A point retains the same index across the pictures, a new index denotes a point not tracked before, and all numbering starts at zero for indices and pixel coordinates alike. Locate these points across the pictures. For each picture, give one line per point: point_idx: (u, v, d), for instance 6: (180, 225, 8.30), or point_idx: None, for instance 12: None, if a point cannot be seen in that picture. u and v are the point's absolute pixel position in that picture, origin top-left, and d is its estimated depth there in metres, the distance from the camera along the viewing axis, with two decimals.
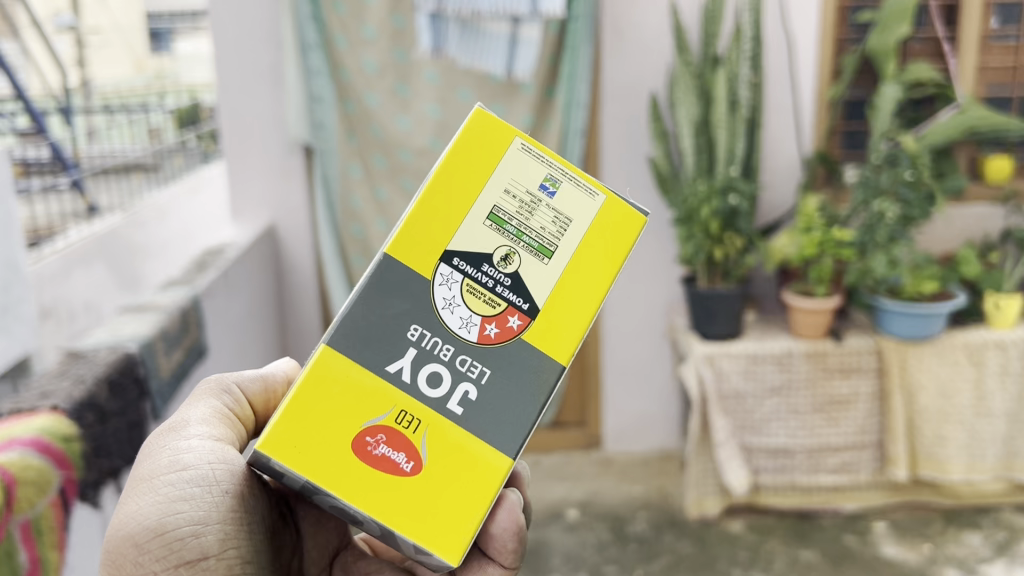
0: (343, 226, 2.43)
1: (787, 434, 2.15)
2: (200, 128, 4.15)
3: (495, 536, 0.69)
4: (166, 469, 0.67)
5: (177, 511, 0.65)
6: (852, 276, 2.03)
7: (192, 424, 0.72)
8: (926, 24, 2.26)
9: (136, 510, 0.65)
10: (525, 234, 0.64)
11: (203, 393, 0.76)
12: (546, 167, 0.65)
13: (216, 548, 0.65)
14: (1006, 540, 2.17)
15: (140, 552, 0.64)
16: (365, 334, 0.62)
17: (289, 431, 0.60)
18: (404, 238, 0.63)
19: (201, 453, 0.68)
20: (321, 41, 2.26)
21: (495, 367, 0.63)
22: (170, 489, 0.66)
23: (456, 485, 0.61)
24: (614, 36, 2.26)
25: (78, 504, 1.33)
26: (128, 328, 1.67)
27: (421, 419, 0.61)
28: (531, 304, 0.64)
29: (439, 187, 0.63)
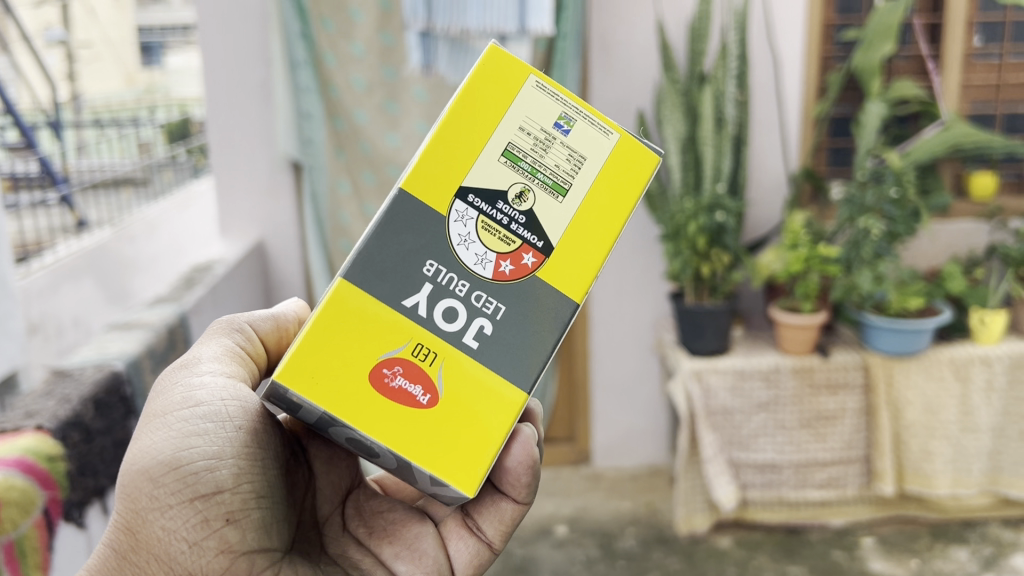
0: (333, 242, 2.42)
1: (774, 449, 2.16)
2: (190, 142, 4.12)
3: (509, 469, 0.77)
4: (180, 405, 0.73)
5: (192, 446, 0.70)
6: (838, 291, 2.04)
7: (203, 363, 0.78)
8: (911, 42, 2.29)
9: (151, 446, 0.70)
10: (539, 171, 0.71)
11: (214, 333, 0.83)
12: (560, 105, 0.72)
13: (230, 482, 0.70)
14: (993, 555, 2.18)
15: (156, 485, 0.69)
16: (381, 269, 0.68)
17: (305, 361, 0.66)
18: (420, 175, 0.69)
19: (213, 390, 0.74)
20: (310, 58, 2.25)
21: (509, 304, 0.69)
22: (183, 426, 0.71)
23: (473, 416, 0.68)
24: (602, 53, 2.28)
25: (62, 523, 1.32)
26: (115, 346, 1.67)
27: (436, 351, 0.68)
28: (545, 242, 0.70)
29: (454, 125, 0.70)
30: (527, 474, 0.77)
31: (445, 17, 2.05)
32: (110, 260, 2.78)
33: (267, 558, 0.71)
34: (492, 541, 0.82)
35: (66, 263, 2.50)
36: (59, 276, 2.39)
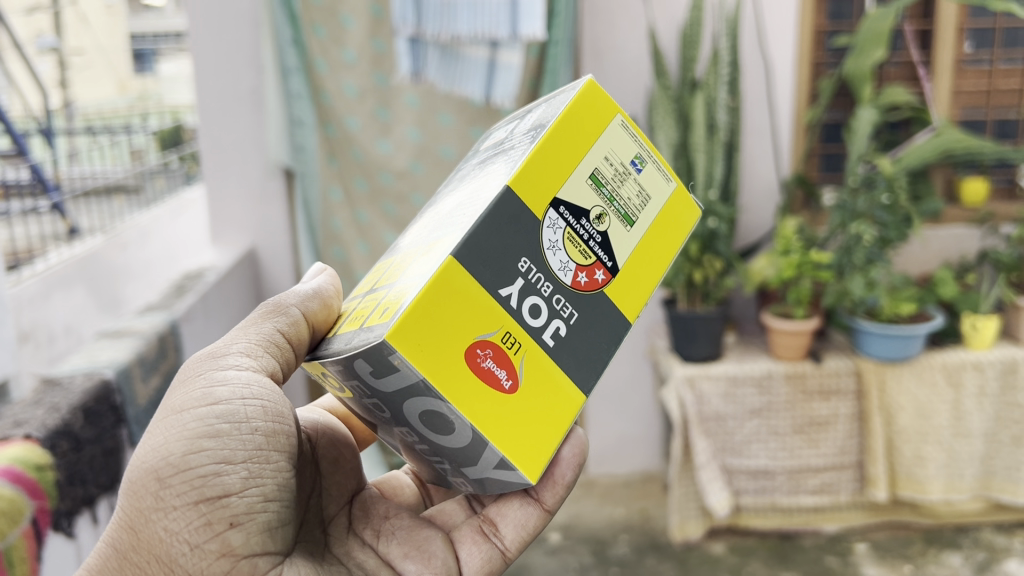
0: (324, 249, 2.41)
1: (767, 455, 2.15)
2: (182, 149, 4.11)
3: (558, 462, 0.79)
4: (197, 402, 0.71)
5: (203, 447, 0.69)
6: (829, 297, 2.03)
7: (231, 356, 0.76)
8: (902, 48, 2.30)
9: (161, 444, 0.69)
10: (615, 199, 0.74)
11: (258, 320, 0.80)
12: (636, 146, 0.77)
13: (239, 485, 0.68)
14: (986, 561, 2.17)
15: (162, 486, 0.67)
16: (486, 256, 0.66)
17: (414, 328, 0.63)
18: (526, 174, 0.68)
19: (234, 387, 0.72)
20: (302, 65, 2.24)
21: (581, 312, 0.71)
22: (197, 426, 0.70)
23: (545, 411, 0.69)
24: (594, 59, 2.28)
25: (51, 533, 1.31)
26: (104, 354, 1.66)
27: (521, 343, 0.68)
28: (613, 263, 0.74)
29: (559, 135, 0.71)
30: (572, 471, 0.79)
31: (434, 24, 2.05)
32: (102, 268, 2.77)
33: (269, 561, 0.69)
34: (506, 547, 0.82)
35: (57, 270, 2.48)
36: (50, 283, 2.38)
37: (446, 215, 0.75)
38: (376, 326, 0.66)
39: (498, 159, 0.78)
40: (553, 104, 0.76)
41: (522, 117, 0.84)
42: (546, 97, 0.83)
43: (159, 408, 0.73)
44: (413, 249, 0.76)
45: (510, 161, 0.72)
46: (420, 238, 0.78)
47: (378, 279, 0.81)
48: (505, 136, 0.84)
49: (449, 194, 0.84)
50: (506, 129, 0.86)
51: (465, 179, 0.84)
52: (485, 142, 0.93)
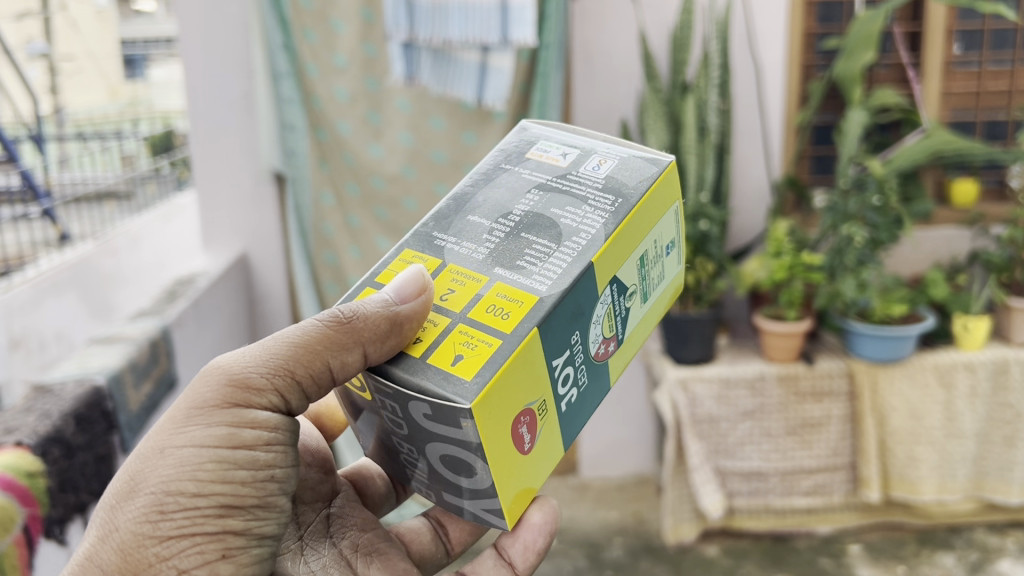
0: (316, 254, 2.43)
1: (761, 457, 2.16)
2: (173, 155, 4.10)
3: (530, 526, 0.77)
4: (219, 442, 0.68)
5: (214, 490, 0.67)
6: (822, 298, 2.03)
7: (264, 383, 0.70)
8: (891, 50, 2.31)
9: (173, 476, 0.66)
10: (647, 279, 0.76)
11: (314, 342, 0.70)
12: (675, 230, 0.79)
13: (242, 527, 0.68)
14: (979, 561, 2.18)
15: (163, 517, 0.65)
16: (553, 331, 0.65)
17: (491, 397, 0.61)
18: (605, 254, 0.68)
19: (261, 433, 0.69)
20: (293, 70, 2.27)
21: (589, 378, 0.72)
22: (213, 467, 0.67)
23: (539, 470, 0.70)
24: (584, 63, 2.29)
25: (43, 541, 1.30)
26: (96, 360, 1.66)
27: (548, 410, 0.68)
28: (624, 335, 0.75)
29: (637, 217, 0.71)
30: (544, 539, 0.78)
31: (427, 28, 2.07)
32: (93, 273, 2.76)
33: None
34: None
35: (48, 277, 2.48)
36: (41, 290, 2.38)
37: (510, 245, 0.70)
38: (442, 371, 0.63)
39: (571, 199, 0.72)
40: (629, 170, 0.74)
41: (583, 153, 0.77)
42: (621, 139, 0.79)
43: (173, 428, 0.68)
44: (461, 266, 0.70)
45: (594, 227, 0.69)
46: (465, 254, 0.71)
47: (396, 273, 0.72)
48: (566, 160, 0.76)
49: (487, 196, 0.75)
50: (560, 147, 0.78)
51: (505, 186, 0.75)
52: (514, 135, 0.82)
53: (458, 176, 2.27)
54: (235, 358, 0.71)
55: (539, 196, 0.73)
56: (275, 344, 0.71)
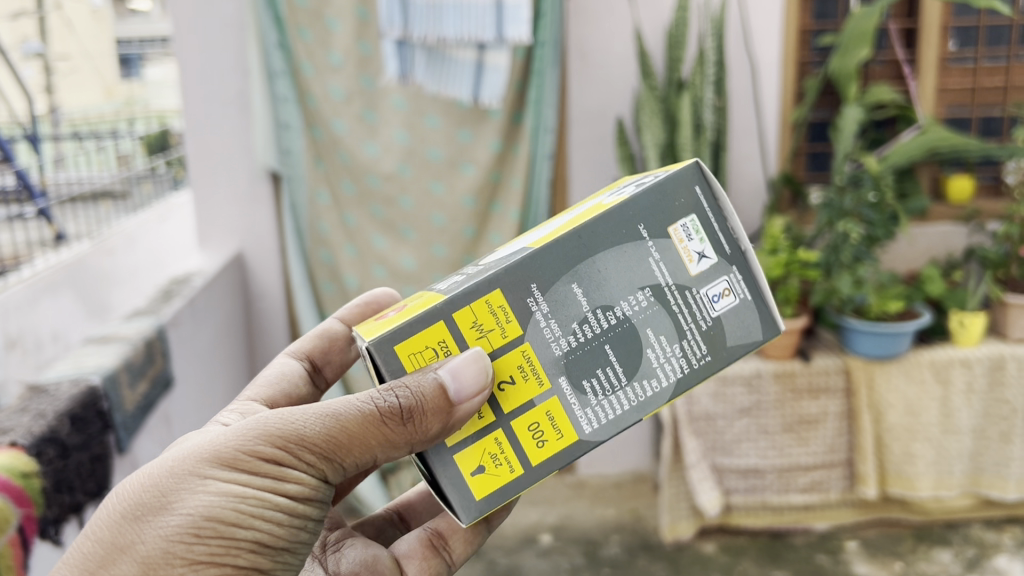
0: (312, 252, 2.42)
1: (757, 454, 2.16)
2: (169, 154, 4.09)
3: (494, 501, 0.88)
4: (266, 484, 0.67)
5: (252, 526, 0.67)
6: (818, 296, 2.05)
7: (314, 450, 0.68)
8: (887, 47, 2.31)
9: (217, 505, 0.65)
10: None
11: (378, 424, 0.67)
12: None
13: (267, 567, 0.69)
14: (975, 557, 2.18)
15: (197, 540, 0.64)
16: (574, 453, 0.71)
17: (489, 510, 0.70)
18: None
19: (305, 490, 0.69)
20: (288, 68, 2.26)
21: None
22: (255, 505, 0.67)
23: None
24: (581, 60, 2.28)
25: (38, 541, 1.30)
26: (91, 360, 1.65)
27: None
28: None
29: None
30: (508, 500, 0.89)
31: (421, 26, 2.06)
32: (88, 273, 2.76)
33: None
34: (454, 563, 0.85)
35: (44, 277, 2.48)
36: (37, 290, 2.38)
37: (587, 356, 0.69)
38: (460, 477, 0.69)
39: (670, 331, 0.70)
40: (739, 325, 0.71)
41: (718, 270, 0.70)
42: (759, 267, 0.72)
43: (223, 458, 0.67)
44: (537, 350, 0.68)
45: (665, 387, 0.70)
46: (548, 338, 0.68)
47: (481, 316, 0.68)
48: (699, 270, 0.70)
49: (605, 268, 0.69)
50: (706, 243, 0.70)
51: (626, 266, 0.69)
52: (683, 178, 0.70)
53: (455, 176, 2.28)
54: (292, 413, 0.69)
55: (641, 301, 0.69)
56: (336, 418, 0.68)
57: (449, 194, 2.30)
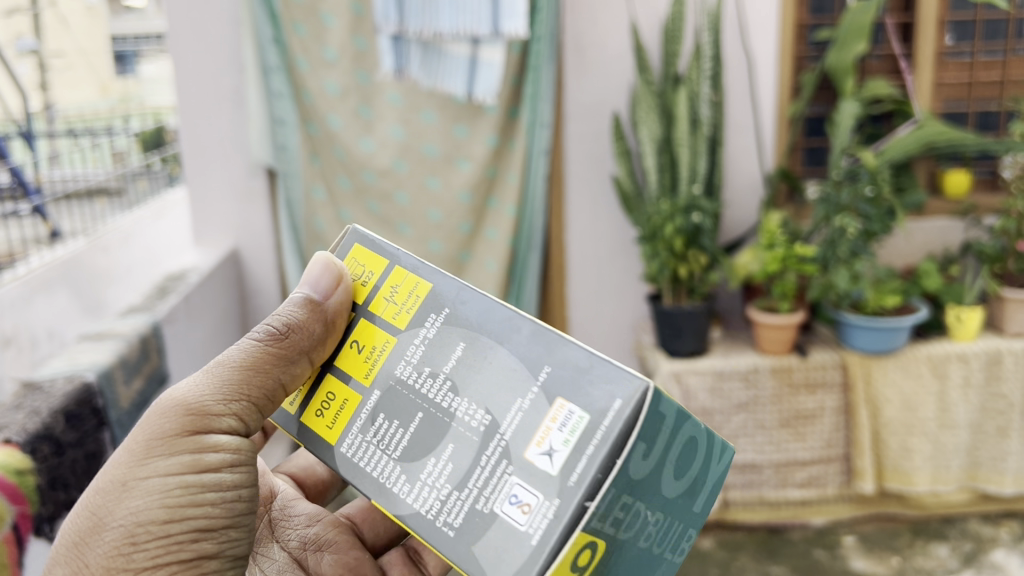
0: (308, 249, 2.41)
1: (754, 450, 2.16)
2: (164, 151, 4.08)
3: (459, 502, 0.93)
4: (184, 470, 0.70)
5: (185, 515, 0.69)
6: (815, 291, 2.05)
7: (220, 411, 0.72)
8: (883, 41, 2.31)
9: (145, 508, 0.68)
10: None
11: (264, 364, 0.73)
12: None
13: (215, 550, 0.71)
14: (973, 551, 2.18)
15: (138, 547, 0.67)
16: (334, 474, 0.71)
17: None
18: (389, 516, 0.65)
19: (222, 456, 0.72)
20: (283, 64, 2.26)
21: None
22: (181, 494, 0.69)
23: None
24: (576, 55, 2.27)
25: (33, 539, 1.30)
26: (86, 357, 1.65)
27: None
28: None
29: None
30: None
31: (418, 21, 2.06)
32: (83, 271, 2.75)
33: None
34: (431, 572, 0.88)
35: (39, 274, 2.47)
36: (31, 288, 2.37)
37: (406, 403, 0.66)
38: None
39: (460, 464, 0.62)
40: (494, 538, 0.59)
41: (542, 484, 0.58)
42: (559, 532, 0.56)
43: (138, 459, 0.70)
44: (382, 350, 0.70)
45: (408, 500, 0.64)
46: (405, 355, 0.68)
47: (401, 286, 0.71)
48: (531, 455, 0.59)
49: (495, 349, 0.64)
50: (562, 449, 0.58)
51: (503, 382, 0.62)
52: (627, 391, 0.57)
53: (452, 171, 2.27)
54: (182, 386, 0.73)
55: (470, 390, 0.63)
56: (226, 368, 0.73)
57: (446, 190, 2.29)
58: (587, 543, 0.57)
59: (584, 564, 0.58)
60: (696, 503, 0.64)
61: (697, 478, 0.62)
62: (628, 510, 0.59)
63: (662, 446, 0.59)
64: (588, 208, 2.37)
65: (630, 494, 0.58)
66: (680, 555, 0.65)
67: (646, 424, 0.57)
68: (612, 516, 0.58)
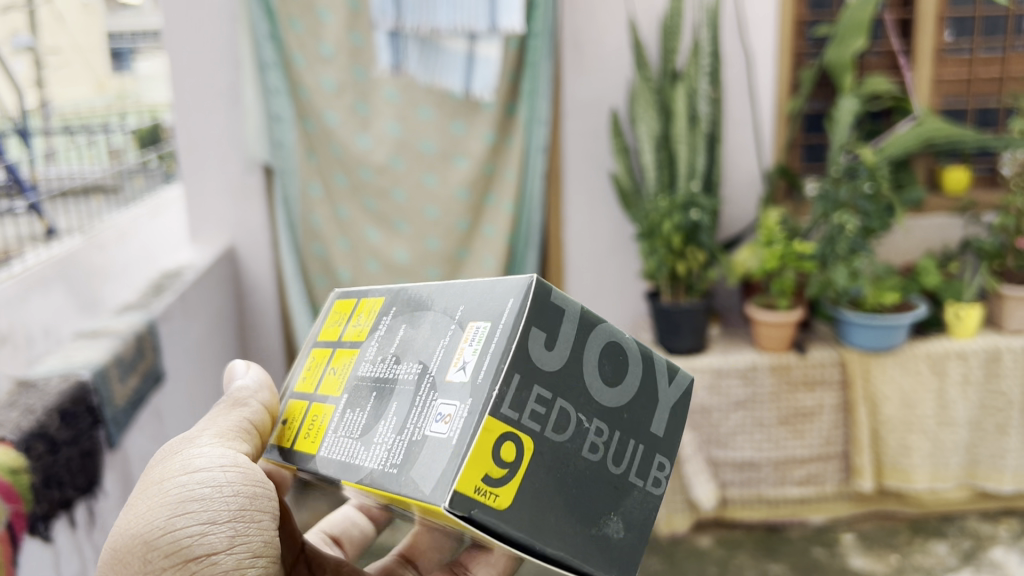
0: (304, 246, 2.40)
1: (753, 447, 2.15)
2: (161, 148, 4.06)
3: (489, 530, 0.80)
4: (178, 472, 0.64)
5: (188, 510, 0.62)
6: (814, 288, 2.04)
7: (201, 439, 0.69)
8: (882, 37, 2.31)
9: (145, 513, 0.63)
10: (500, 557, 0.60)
11: (217, 416, 0.72)
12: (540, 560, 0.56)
13: (228, 546, 0.61)
14: (972, 549, 2.18)
15: (148, 549, 0.61)
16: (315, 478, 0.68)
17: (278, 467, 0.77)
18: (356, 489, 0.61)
19: (211, 457, 0.65)
20: (279, 60, 2.24)
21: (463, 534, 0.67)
22: (177, 491, 0.63)
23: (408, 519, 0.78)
24: (574, 51, 2.26)
25: (27, 538, 1.28)
26: (82, 355, 1.64)
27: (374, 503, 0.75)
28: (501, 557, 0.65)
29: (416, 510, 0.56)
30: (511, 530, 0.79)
31: (414, 16, 2.05)
32: (79, 269, 2.73)
33: None
34: None
35: (35, 273, 2.46)
36: (27, 286, 2.36)
37: (366, 387, 0.66)
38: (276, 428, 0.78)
39: (401, 406, 0.60)
40: (427, 458, 0.54)
41: (458, 391, 0.56)
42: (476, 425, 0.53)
43: (142, 479, 0.66)
44: (347, 366, 0.71)
45: (362, 462, 0.60)
46: (364, 357, 0.69)
47: (363, 313, 0.74)
48: (450, 377, 0.57)
49: (424, 317, 0.65)
50: (471, 358, 0.56)
51: (431, 335, 0.62)
52: (512, 293, 0.57)
53: (448, 168, 2.27)
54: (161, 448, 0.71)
55: (410, 355, 0.63)
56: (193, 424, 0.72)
57: (442, 187, 2.28)
58: (505, 434, 0.53)
59: (514, 462, 0.54)
60: (638, 415, 0.61)
61: (634, 388, 0.61)
62: (551, 409, 0.56)
63: (572, 342, 0.57)
64: (585, 204, 2.36)
65: (543, 388, 0.55)
66: (654, 485, 0.62)
67: (538, 310, 0.56)
68: (530, 410, 0.55)
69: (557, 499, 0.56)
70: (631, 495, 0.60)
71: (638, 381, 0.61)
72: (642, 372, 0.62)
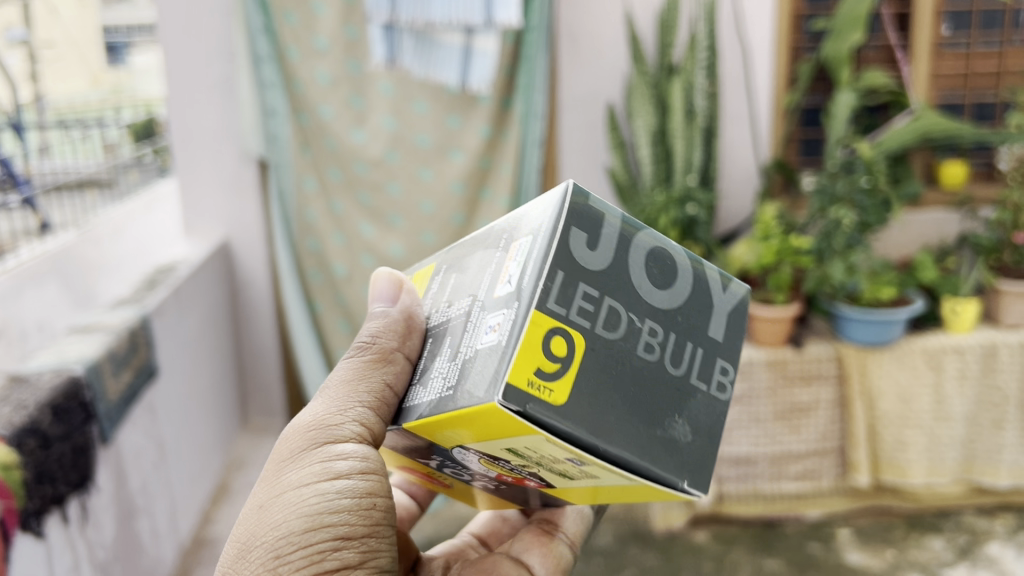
0: (300, 241, 2.39)
1: (750, 443, 2.14)
2: (155, 142, 4.02)
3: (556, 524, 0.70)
4: (316, 477, 0.61)
5: (325, 522, 0.59)
6: (811, 282, 2.03)
7: (343, 423, 0.65)
8: (879, 31, 2.29)
9: (281, 521, 0.60)
10: (544, 465, 0.59)
11: (361, 371, 0.65)
12: (571, 454, 0.54)
13: (360, 562, 0.59)
14: (967, 544, 2.17)
15: (282, 561, 0.58)
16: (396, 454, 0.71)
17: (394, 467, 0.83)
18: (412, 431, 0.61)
19: (350, 462, 0.62)
20: (273, 53, 2.21)
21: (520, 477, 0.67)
22: (317, 501, 0.60)
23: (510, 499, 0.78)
24: (569, 44, 2.25)
25: (18, 534, 1.28)
26: (74, 350, 1.63)
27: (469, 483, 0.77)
28: (551, 483, 0.65)
29: (453, 425, 0.56)
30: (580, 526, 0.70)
31: (409, 10, 2.03)
32: (74, 263, 2.72)
33: None
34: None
35: (29, 266, 2.44)
36: (21, 280, 2.34)
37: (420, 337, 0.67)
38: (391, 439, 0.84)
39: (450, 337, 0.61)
40: (477, 366, 0.53)
41: (502, 300, 0.55)
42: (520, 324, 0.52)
43: (272, 479, 0.63)
44: None
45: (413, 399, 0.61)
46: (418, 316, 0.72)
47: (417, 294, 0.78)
48: (498, 292, 0.57)
49: (469, 262, 0.66)
50: (515, 270, 0.56)
51: (479, 268, 0.63)
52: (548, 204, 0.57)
53: (445, 163, 2.26)
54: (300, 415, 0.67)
55: (460, 294, 0.64)
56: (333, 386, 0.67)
57: (438, 181, 2.27)
58: (552, 328, 0.52)
59: (566, 356, 0.52)
60: (691, 318, 0.60)
61: (682, 302, 0.59)
62: (598, 307, 0.55)
63: (614, 246, 0.56)
64: None
65: (589, 286, 0.54)
66: (719, 389, 0.60)
67: (578, 215, 0.55)
68: (578, 306, 0.54)
69: (610, 396, 0.54)
70: (694, 397, 0.58)
71: (687, 289, 0.60)
72: (691, 288, 0.60)
